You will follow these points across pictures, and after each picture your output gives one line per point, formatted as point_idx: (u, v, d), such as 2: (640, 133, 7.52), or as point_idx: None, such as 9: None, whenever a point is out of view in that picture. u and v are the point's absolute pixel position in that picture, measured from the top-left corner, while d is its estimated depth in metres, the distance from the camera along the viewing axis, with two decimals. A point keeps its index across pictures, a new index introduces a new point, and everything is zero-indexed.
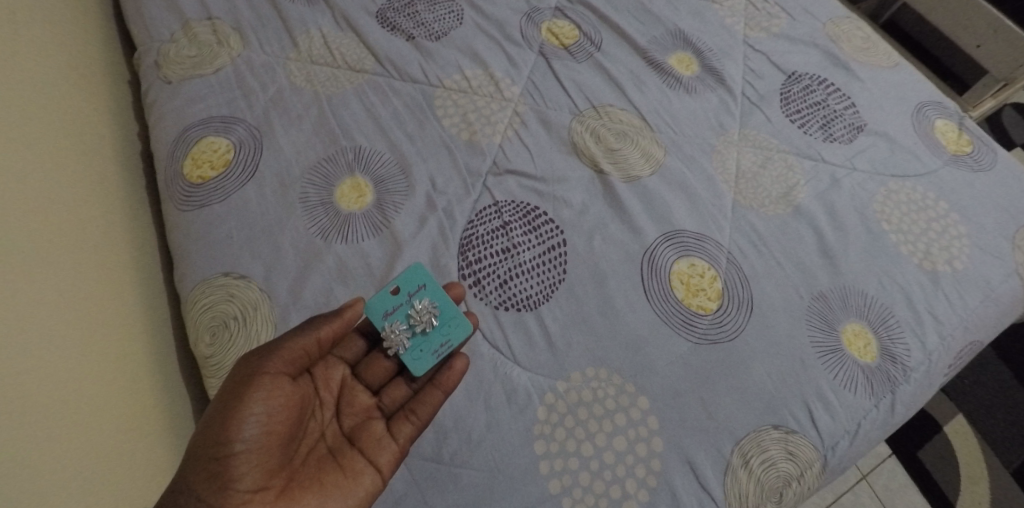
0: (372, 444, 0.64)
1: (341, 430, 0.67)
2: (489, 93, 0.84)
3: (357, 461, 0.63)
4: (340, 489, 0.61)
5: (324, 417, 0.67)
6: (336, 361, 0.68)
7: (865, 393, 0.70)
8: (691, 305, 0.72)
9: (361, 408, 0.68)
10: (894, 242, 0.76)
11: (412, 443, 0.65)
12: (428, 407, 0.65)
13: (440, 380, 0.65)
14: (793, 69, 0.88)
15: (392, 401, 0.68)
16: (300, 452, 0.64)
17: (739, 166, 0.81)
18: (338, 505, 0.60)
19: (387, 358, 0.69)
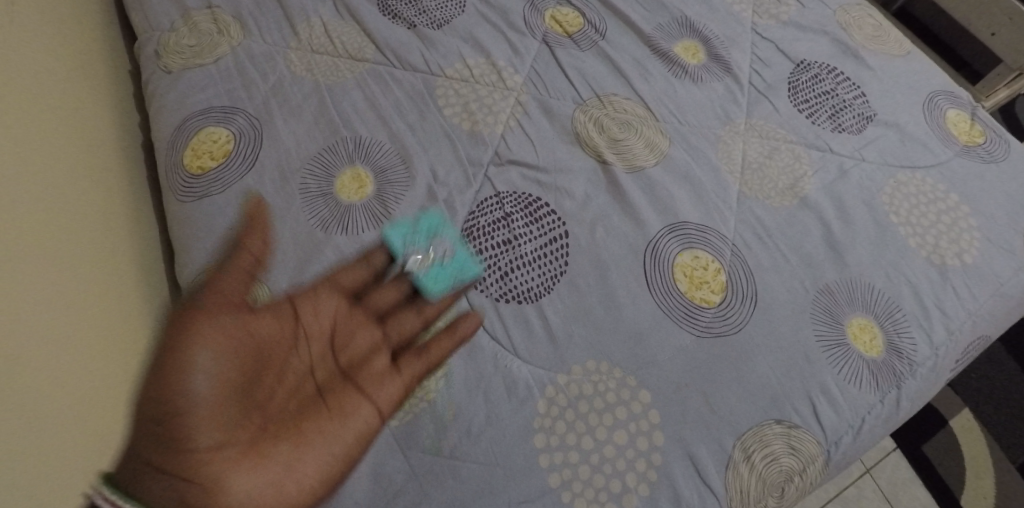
0: (371, 382, 0.68)
1: (336, 364, 0.70)
2: (491, 82, 0.83)
3: (347, 406, 0.67)
4: (329, 430, 0.65)
5: (320, 349, 0.69)
6: (317, 297, 0.69)
7: (871, 388, 0.69)
8: (694, 298, 0.71)
9: (365, 340, 0.71)
10: (902, 235, 0.75)
11: (418, 382, 0.68)
12: (441, 351, 0.68)
13: (451, 328, 0.68)
14: (801, 58, 0.86)
15: (400, 332, 0.71)
16: (280, 397, 0.65)
17: (745, 157, 0.80)
18: (319, 452, 0.64)
19: (399, 284, 0.72)
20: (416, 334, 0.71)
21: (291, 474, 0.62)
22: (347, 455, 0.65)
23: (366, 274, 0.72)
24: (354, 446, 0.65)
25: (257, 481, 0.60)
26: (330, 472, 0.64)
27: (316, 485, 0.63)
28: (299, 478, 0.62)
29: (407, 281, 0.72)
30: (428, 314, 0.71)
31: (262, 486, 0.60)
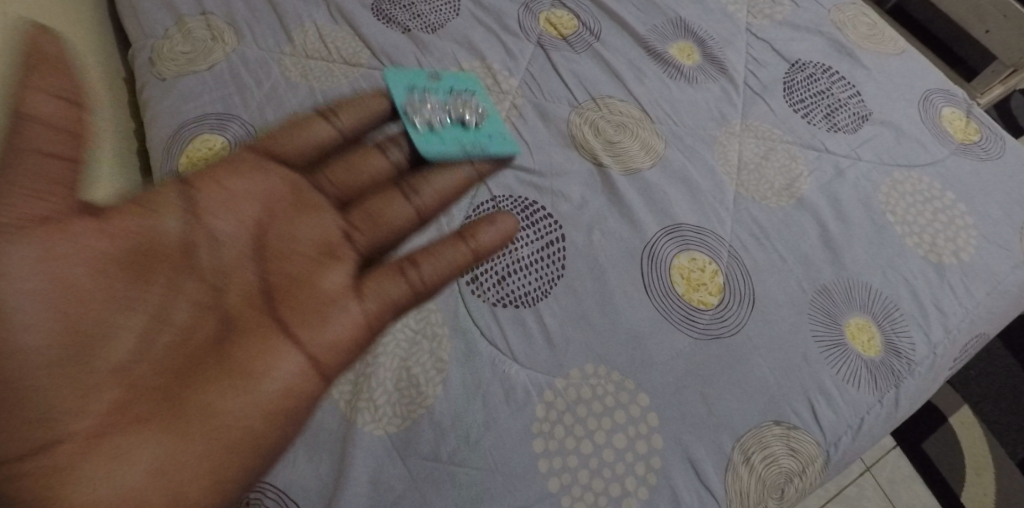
0: (321, 317, 0.59)
1: (259, 276, 0.61)
2: (486, 86, 0.83)
3: (262, 357, 0.56)
4: (239, 386, 0.55)
5: (242, 256, 0.61)
6: (217, 205, 0.61)
7: (869, 388, 0.69)
8: (692, 300, 0.71)
9: (320, 229, 0.64)
10: (899, 234, 0.75)
11: (381, 308, 0.61)
12: (442, 264, 0.63)
13: (468, 235, 0.65)
14: (796, 58, 0.86)
15: (369, 235, 0.67)
16: (166, 336, 0.56)
17: (741, 158, 0.80)
18: (234, 408, 0.54)
19: (384, 158, 0.72)
20: (406, 228, 0.70)
21: (172, 464, 0.51)
22: (254, 430, 0.54)
23: (337, 141, 0.70)
24: (263, 425, 0.54)
25: (135, 467, 0.50)
26: (230, 454, 0.53)
27: (224, 468, 0.52)
28: (184, 475, 0.51)
29: (394, 155, 0.73)
30: (419, 207, 0.71)
31: (141, 476, 0.50)
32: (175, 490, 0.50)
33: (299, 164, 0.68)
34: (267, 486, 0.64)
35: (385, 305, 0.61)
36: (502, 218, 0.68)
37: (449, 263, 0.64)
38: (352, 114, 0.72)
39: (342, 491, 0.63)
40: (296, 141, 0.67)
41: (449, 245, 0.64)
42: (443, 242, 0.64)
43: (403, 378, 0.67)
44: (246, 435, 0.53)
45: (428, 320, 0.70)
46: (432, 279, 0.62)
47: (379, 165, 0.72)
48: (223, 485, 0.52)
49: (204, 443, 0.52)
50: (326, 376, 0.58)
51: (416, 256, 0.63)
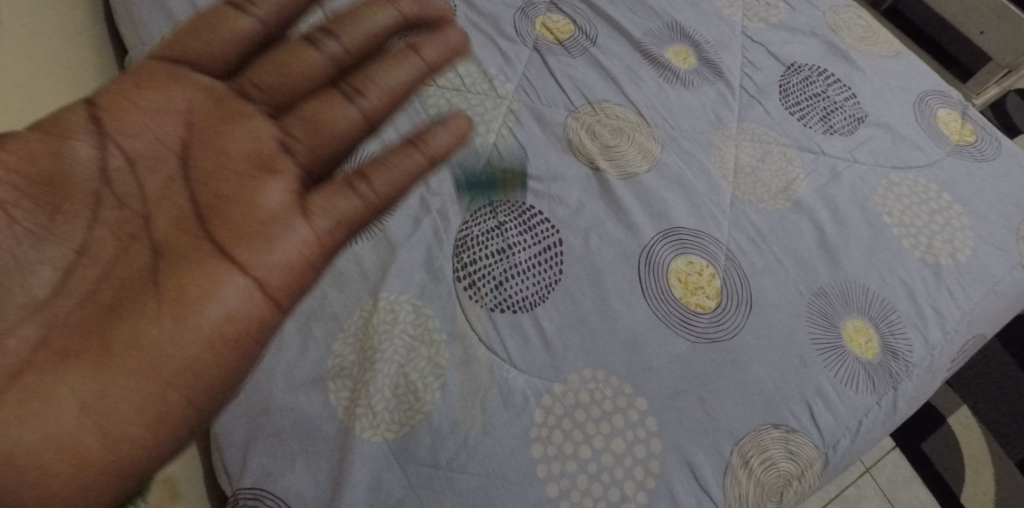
0: (264, 239, 0.52)
1: (189, 196, 0.54)
2: (483, 91, 0.83)
3: (198, 284, 0.51)
4: (170, 318, 0.50)
5: (167, 177, 0.55)
6: (137, 127, 0.55)
7: (867, 390, 0.69)
8: (689, 304, 0.71)
9: (251, 138, 0.56)
10: (895, 236, 0.75)
11: (329, 221, 0.53)
12: (396, 173, 0.54)
13: (422, 140, 0.56)
14: (792, 60, 0.87)
15: (308, 143, 0.57)
16: (92, 269, 0.52)
17: (737, 161, 0.80)
18: (166, 343, 0.49)
19: (317, 50, 0.59)
20: (352, 137, 0.58)
21: (106, 407, 0.47)
22: (198, 364, 0.49)
23: (255, 37, 0.59)
24: (208, 356, 0.50)
25: (70, 408, 0.46)
26: (173, 390, 0.48)
27: (170, 405, 0.48)
28: (123, 419, 0.47)
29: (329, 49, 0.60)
30: (366, 108, 0.58)
31: (76, 421, 0.46)
32: (117, 432, 0.47)
33: (218, 70, 0.58)
34: (268, 495, 0.64)
35: (336, 222, 0.53)
36: (459, 120, 0.58)
37: (408, 172, 0.55)
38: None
39: (341, 499, 0.63)
40: (208, 43, 0.57)
41: (401, 154, 0.55)
42: (396, 147, 0.55)
43: (401, 385, 0.67)
44: (190, 370, 0.49)
45: (426, 326, 0.70)
46: (385, 193, 0.54)
47: (316, 63, 0.59)
48: (173, 421, 0.48)
49: (141, 381, 0.48)
50: (280, 298, 0.52)
51: (367, 168, 0.54)
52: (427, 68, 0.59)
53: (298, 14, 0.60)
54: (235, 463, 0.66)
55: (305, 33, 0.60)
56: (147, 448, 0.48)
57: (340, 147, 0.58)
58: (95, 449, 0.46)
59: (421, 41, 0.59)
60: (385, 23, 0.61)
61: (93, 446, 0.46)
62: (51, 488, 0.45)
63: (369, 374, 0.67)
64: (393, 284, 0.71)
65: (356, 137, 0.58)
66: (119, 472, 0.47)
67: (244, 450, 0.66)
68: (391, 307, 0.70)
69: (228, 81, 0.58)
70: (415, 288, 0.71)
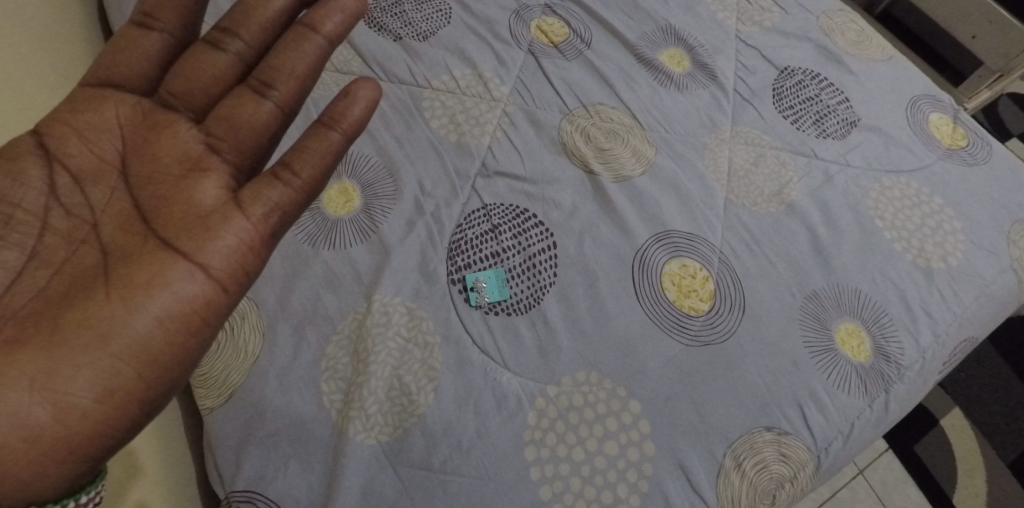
0: (203, 231, 0.54)
1: (132, 199, 0.57)
2: (477, 94, 0.83)
3: (145, 271, 0.53)
4: (118, 306, 0.51)
5: (109, 186, 0.57)
6: (76, 140, 0.57)
7: (859, 393, 0.69)
8: (683, 306, 0.71)
9: (180, 143, 0.58)
10: (888, 239, 0.76)
11: (268, 208, 0.56)
12: (317, 155, 0.56)
13: (335, 118, 0.57)
14: (786, 64, 0.87)
15: (236, 140, 0.59)
16: (40, 275, 0.53)
17: (731, 165, 0.80)
18: (117, 326, 0.51)
19: (220, 52, 0.60)
20: (274, 128, 0.59)
21: (58, 387, 0.49)
22: (152, 338, 0.51)
23: (164, 44, 0.60)
24: (161, 333, 0.51)
25: (23, 392, 0.48)
26: (125, 370, 0.50)
27: (123, 385, 0.50)
28: (75, 396, 0.49)
29: (231, 50, 0.60)
30: (282, 100, 0.59)
31: (30, 400, 0.48)
32: (74, 408, 0.49)
33: (137, 84, 0.60)
34: (261, 497, 0.64)
35: (271, 209, 0.56)
36: (363, 87, 0.58)
37: (329, 152, 0.57)
38: (165, 4, 0.59)
39: (334, 501, 0.63)
40: (123, 59, 0.59)
41: (319, 136, 0.57)
42: (308, 132, 0.57)
43: (394, 387, 0.67)
44: (139, 349, 0.51)
45: (420, 328, 0.70)
46: (310, 176, 0.56)
47: (228, 61, 0.60)
48: (129, 396, 0.50)
49: (94, 361, 0.50)
50: (230, 284, 0.54)
51: (289, 157, 0.56)
52: (330, 43, 0.59)
53: (197, 17, 0.61)
54: (228, 466, 0.66)
55: (207, 35, 0.60)
56: (105, 426, 0.49)
57: (265, 140, 0.59)
58: (49, 425, 0.48)
59: (320, 16, 0.58)
60: (286, 7, 0.61)
61: (48, 423, 0.48)
62: (8, 467, 0.47)
63: (362, 377, 0.67)
64: (387, 286, 0.71)
65: (279, 128, 0.60)
66: (75, 448, 0.49)
67: (237, 453, 0.66)
68: (385, 309, 0.70)
69: (150, 91, 0.60)
70: (409, 290, 0.71)
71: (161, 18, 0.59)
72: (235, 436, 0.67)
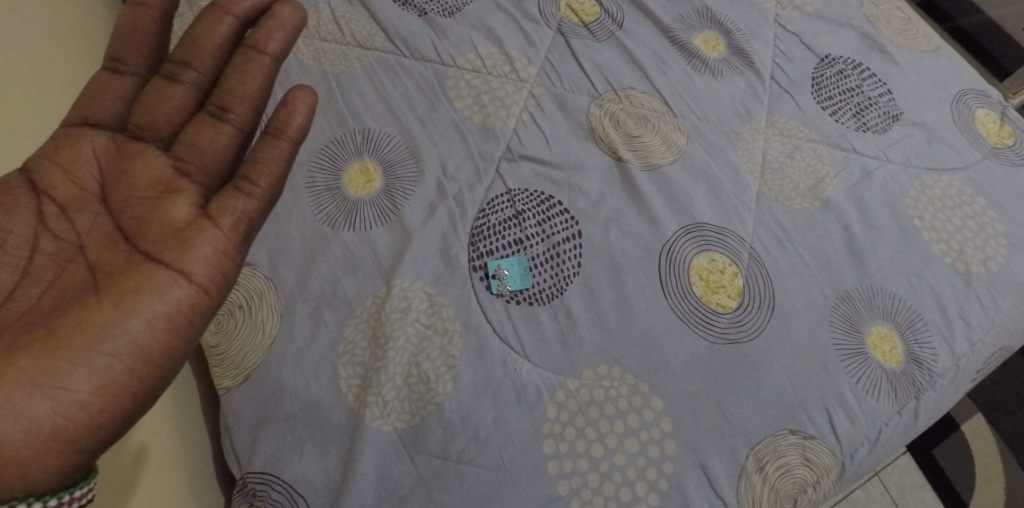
0: (180, 242, 0.53)
1: (115, 221, 0.55)
2: (503, 73, 0.80)
3: (132, 280, 0.52)
4: (107, 319, 0.50)
5: (92, 211, 0.55)
6: (57, 170, 0.55)
7: (889, 399, 0.67)
8: (710, 303, 0.69)
9: (154, 166, 0.57)
10: (926, 240, 0.73)
11: (240, 219, 0.55)
12: (272, 164, 0.56)
13: (279, 127, 0.57)
14: (826, 52, 0.83)
15: (204, 161, 0.57)
16: (31, 292, 0.52)
17: (766, 156, 0.77)
18: (108, 336, 0.50)
19: (177, 85, 0.58)
20: (237, 151, 0.58)
21: (55, 384, 0.48)
22: (145, 337, 0.50)
23: (133, 85, 0.58)
24: (152, 333, 0.51)
25: (23, 389, 0.47)
26: (118, 368, 0.49)
27: (117, 382, 0.49)
28: (72, 390, 0.48)
29: (189, 82, 0.58)
30: (241, 121, 0.57)
31: (28, 395, 0.47)
32: (70, 401, 0.48)
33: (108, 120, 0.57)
34: (275, 480, 0.64)
35: (240, 219, 0.55)
36: (301, 95, 0.58)
37: (281, 159, 0.57)
38: (128, 44, 0.57)
39: (349, 487, 0.62)
40: (93, 98, 0.57)
41: (267, 146, 0.56)
42: (260, 144, 0.56)
43: (412, 374, 0.66)
44: (131, 347, 0.50)
45: (439, 315, 0.68)
46: (268, 183, 0.56)
47: (188, 92, 0.58)
48: (123, 390, 0.49)
49: (88, 360, 0.49)
50: (215, 290, 0.53)
51: (246, 168, 0.56)
52: (277, 62, 0.58)
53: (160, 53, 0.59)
54: (244, 447, 0.66)
55: (162, 69, 0.58)
56: (104, 418, 0.49)
57: (231, 163, 0.58)
58: (49, 418, 0.47)
59: (264, 36, 0.57)
60: (233, 30, 0.58)
61: (47, 416, 0.47)
62: (11, 453, 0.46)
63: (380, 362, 0.66)
64: (407, 271, 0.69)
65: (242, 150, 0.58)
66: (75, 438, 0.48)
67: (253, 434, 0.66)
68: (405, 294, 0.68)
69: (119, 123, 0.58)
70: (429, 276, 0.70)
71: (126, 57, 0.57)
72: (251, 418, 0.66)
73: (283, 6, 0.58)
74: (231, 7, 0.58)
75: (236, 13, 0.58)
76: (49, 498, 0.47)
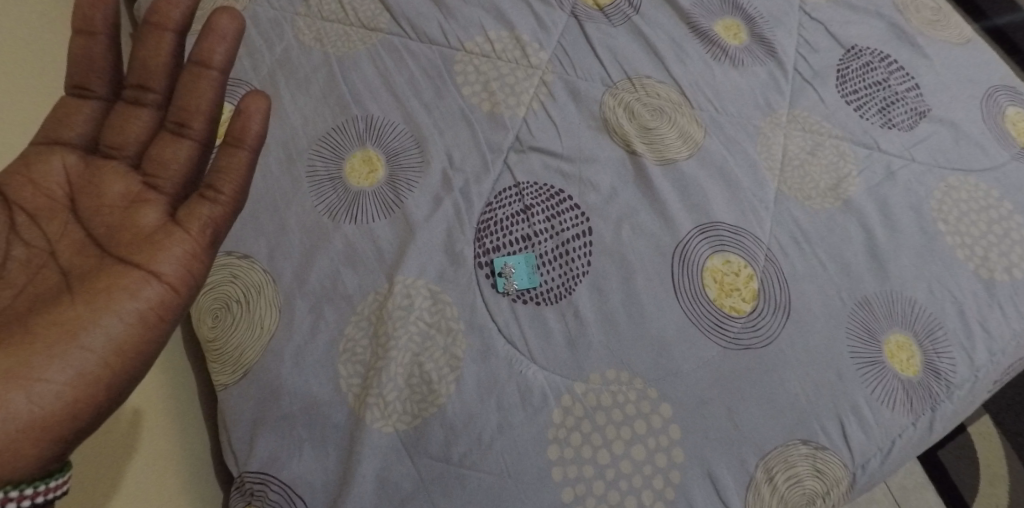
0: (150, 246, 0.51)
1: (85, 230, 0.53)
2: (514, 59, 0.76)
3: (104, 280, 0.50)
4: (78, 320, 0.48)
5: (62, 219, 0.53)
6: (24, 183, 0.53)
7: (904, 410, 0.65)
8: (723, 306, 0.67)
9: (121, 178, 0.54)
10: (950, 245, 0.70)
11: (208, 226, 0.53)
12: (234, 174, 0.53)
13: (237, 137, 0.53)
14: (853, 43, 0.79)
15: (171, 174, 0.54)
16: (6, 292, 0.50)
17: (786, 152, 0.74)
18: (82, 335, 0.48)
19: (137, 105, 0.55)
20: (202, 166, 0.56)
21: (30, 374, 0.46)
22: (121, 334, 0.48)
23: (98, 110, 0.56)
24: (127, 330, 0.49)
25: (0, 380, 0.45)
26: (94, 361, 0.47)
27: (94, 372, 0.47)
28: (48, 381, 0.46)
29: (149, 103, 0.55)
30: (201, 135, 0.55)
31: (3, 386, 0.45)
32: (45, 392, 0.46)
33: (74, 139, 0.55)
34: (273, 480, 0.62)
35: (208, 225, 0.53)
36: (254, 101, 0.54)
37: (244, 170, 0.53)
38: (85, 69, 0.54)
39: (348, 489, 0.61)
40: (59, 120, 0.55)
41: (225, 155, 0.53)
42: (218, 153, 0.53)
43: (415, 375, 0.64)
44: (106, 340, 0.48)
45: (443, 314, 0.66)
46: (232, 191, 0.53)
47: (151, 114, 0.56)
48: (100, 380, 0.47)
49: (63, 352, 0.47)
50: (187, 291, 0.51)
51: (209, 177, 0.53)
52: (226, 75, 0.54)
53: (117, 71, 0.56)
54: (242, 446, 0.64)
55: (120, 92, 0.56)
56: (81, 405, 0.47)
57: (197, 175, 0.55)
58: (26, 409, 0.45)
59: (206, 49, 0.53)
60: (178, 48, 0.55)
61: (22, 407, 0.45)
62: None
63: (381, 362, 0.64)
64: (410, 267, 0.67)
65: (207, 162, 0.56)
66: (50, 426, 0.46)
67: (250, 433, 0.64)
68: (407, 292, 0.66)
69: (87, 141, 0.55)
70: (433, 273, 0.67)
71: (85, 81, 0.55)
72: (249, 416, 0.64)
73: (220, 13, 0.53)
74: (171, 22, 0.54)
75: (177, 27, 0.54)
76: (26, 486, 0.45)
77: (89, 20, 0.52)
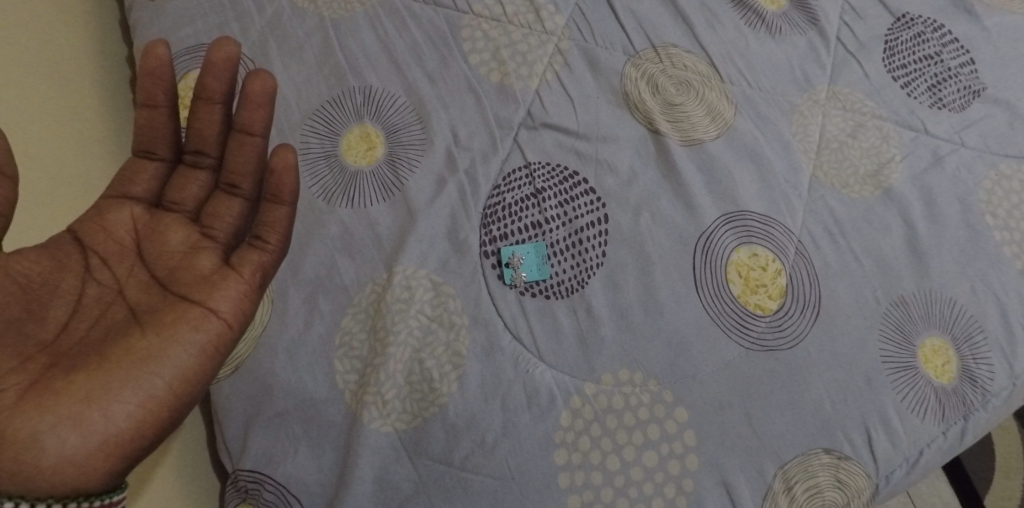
0: (209, 285, 0.48)
1: (147, 271, 0.49)
2: (527, 23, 0.69)
3: (171, 313, 0.47)
4: (148, 357, 0.45)
5: (130, 262, 0.49)
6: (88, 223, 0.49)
7: (935, 419, 0.61)
8: (748, 304, 0.62)
9: (179, 225, 0.50)
10: (996, 241, 0.65)
11: (261, 275, 0.50)
12: (279, 226, 0.51)
13: (276, 191, 0.51)
14: (904, 10, 0.72)
15: (225, 225, 0.51)
16: (77, 330, 0.46)
17: (824, 134, 0.67)
18: (154, 369, 0.44)
19: (194, 164, 0.52)
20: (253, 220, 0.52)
21: (107, 396, 0.43)
22: (188, 364, 0.46)
23: (161, 171, 0.52)
24: (194, 358, 0.46)
25: (77, 403, 0.42)
26: (162, 389, 0.44)
27: (160, 398, 0.44)
28: (122, 402, 0.43)
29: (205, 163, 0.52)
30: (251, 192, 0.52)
31: (82, 407, 0.42)
32: (117, 415, 0.43)
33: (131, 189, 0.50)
34: (268, 479, 0.59)
35: (260, 272, 0.50)
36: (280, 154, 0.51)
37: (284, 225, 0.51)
38: (147, 132, 0.50)
39: (344, 491, 0.58)
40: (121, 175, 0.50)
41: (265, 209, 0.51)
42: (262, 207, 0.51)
43: (415, 372, 0.60)
44: (175, 369, 0.45)
45: (445, 307, 0.62)
46: (279, 241, 0.51)
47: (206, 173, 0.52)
48: (165, 404, 0.44)
49: (136, 377, 0.44)
50: (239, 330, 0.49)
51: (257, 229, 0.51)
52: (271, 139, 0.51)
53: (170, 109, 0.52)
54: (234, 441, 0.61)
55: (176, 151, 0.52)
56: (147, 427, 0.44)
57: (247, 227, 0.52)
58: (102, 426, 0.42)
59: (249, 116, 0.50)
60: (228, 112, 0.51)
61: (98, 427, 0.42)
62: (70, 456, 0.41)
63: (379, 359, 0.60)
64: (411, 256, 0.62)
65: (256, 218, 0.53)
66: (122, 441, 0.43)
67: (244, 428, 0.61)
68: (408, 283, 0.62)
69: (145, 191, 0.51)
70: (435, 262, 0.63)
71: (149, 143, 0.51)
72: (242, 411, 0.61)
73: (255, 76, 0.49)
74: (220, 94, 0.50)
75: (225, 98, 0.50)
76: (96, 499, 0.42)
77: (150, 92, 0.49)
